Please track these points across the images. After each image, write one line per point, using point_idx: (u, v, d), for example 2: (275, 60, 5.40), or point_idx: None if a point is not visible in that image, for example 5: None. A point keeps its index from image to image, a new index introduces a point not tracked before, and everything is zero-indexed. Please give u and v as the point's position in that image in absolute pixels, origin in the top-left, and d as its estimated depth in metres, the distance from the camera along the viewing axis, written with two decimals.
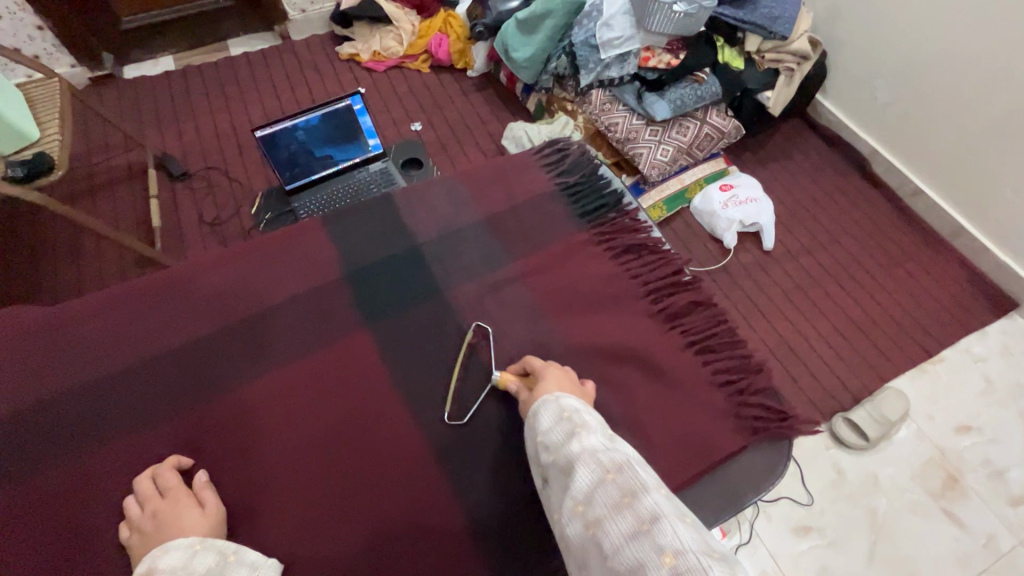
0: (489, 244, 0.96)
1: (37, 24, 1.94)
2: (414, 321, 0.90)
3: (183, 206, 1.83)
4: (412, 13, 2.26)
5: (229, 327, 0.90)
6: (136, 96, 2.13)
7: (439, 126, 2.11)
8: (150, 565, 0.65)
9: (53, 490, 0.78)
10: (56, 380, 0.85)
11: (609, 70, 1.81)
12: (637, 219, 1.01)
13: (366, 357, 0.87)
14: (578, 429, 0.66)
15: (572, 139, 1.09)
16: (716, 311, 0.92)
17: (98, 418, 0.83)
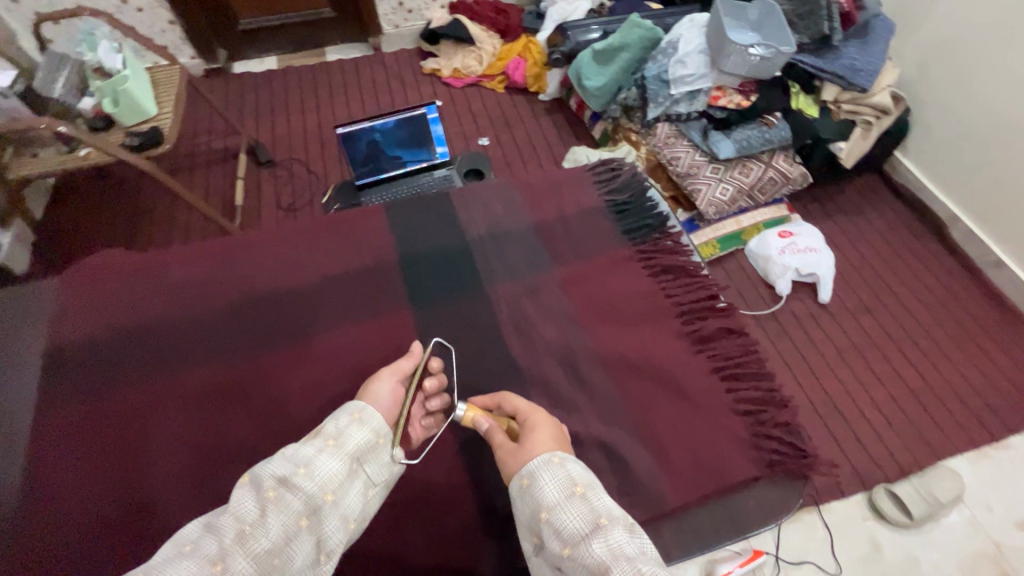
0: (533, 249, 1.00)
1: (171, 19, 2.23)
2: (451, 311, 0.94)
3: (265, 190, 2.00)
4: (495, 37, 2.41)
5: (285, 292, 0.98)
6: (239, 89, 2.37)
7: (506, 143, 2.20)
8: (320, 427, 0.72)
9: (114, 412, 0.87)
10: (139, 314, 0.96)
11: (678, 105, 1.83)
12: (680, 242, 1.02)
13: (403, 339, 0.92)
14: (601, 520, 0.61)
15: (625, 160, 1.11)
16: (748, 340, 0.91)
17: (160, 355, 0.92)
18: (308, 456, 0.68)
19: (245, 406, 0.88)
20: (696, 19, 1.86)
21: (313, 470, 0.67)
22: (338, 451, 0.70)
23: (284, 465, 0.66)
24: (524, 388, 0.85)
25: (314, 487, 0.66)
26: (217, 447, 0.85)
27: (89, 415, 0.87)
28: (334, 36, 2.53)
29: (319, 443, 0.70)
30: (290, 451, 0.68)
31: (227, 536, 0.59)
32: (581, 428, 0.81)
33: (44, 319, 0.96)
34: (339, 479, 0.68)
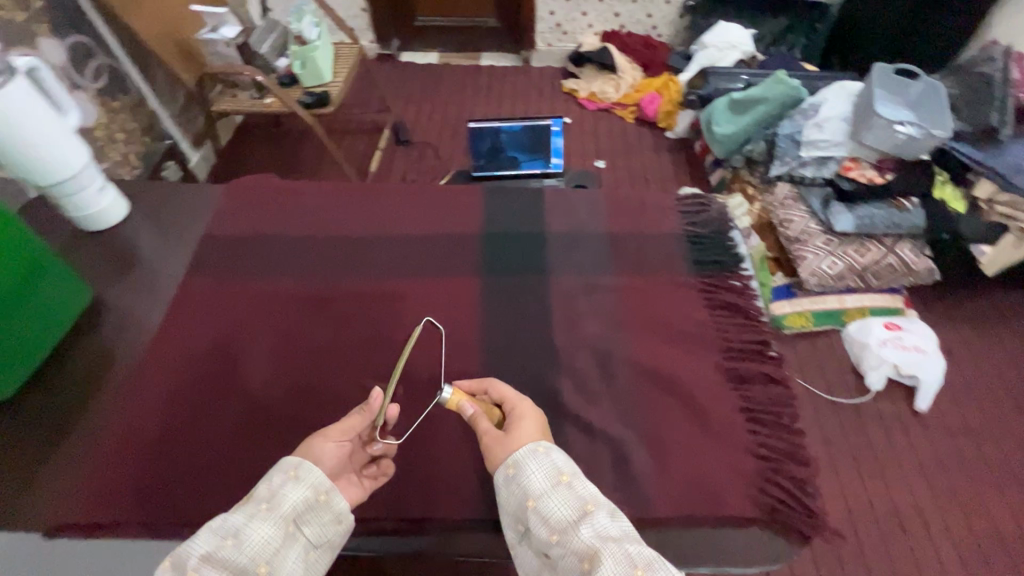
0: (603, 251, 1.03)
1: (362, 8, 2.60)
2: (511, 283, 0.99)
3: (396, 164, 2.25)
4: (638, 69, 2.50)
5: (377, 227, 1.08)
6: (400, 73, 2.67)
7: (620, 170, 2.26)
8: (253, 492, 0.67)
9: (223, 297, 0.98)
10: (269, 224, 1.08)
11: (805, 168, 1.77)
12: (748, 285, 1.01)
13: (465, 296, 0.98)
14: (588, 508, 0.65)
15: (715, 198, 1.11)
16: (787, 394, 0.88)
17: (272, 263, 1.02)
18: (237, 526, 0.62)
19: (328, 313, 0.96)
20: (848, 86, 1.81)
21: (244, 540, 0.61)
22: (271, 515, 0.64)
23: (211, 535, 0.61)
24: (556, 371, 0.88)
25: (248, 557, 0.60)
26: (296, 346, 0.92)
27: (201, 294, 0.98)
28: (492, 43, 2.77)
29: (251, 510, 0.64)
30: (221, 519, 0.63)
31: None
32: (599, 424, 0.83)
33: (196, 216, 1.13)
34: (273, 548, 0.62)
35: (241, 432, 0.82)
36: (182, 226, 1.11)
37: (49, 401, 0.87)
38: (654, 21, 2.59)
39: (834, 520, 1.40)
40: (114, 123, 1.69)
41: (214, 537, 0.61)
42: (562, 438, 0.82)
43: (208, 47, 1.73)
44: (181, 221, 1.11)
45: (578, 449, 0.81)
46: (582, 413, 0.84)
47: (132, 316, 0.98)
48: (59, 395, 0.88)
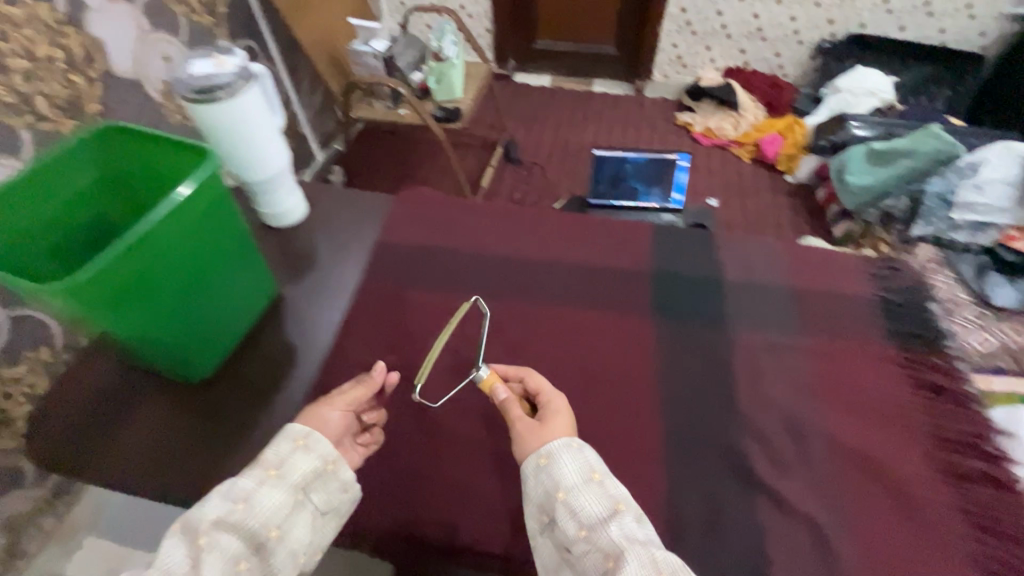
0: (786, 284, 0.82)
1: (487, 29, 2.68)
2: (670, 310, 0.79)
3: (506, 182, 2.28)
4: (761, 108, 2.41)
5: (516, 222, 0.92)
6: (516, 94, 2.72)
7: (734, 210, 2.18)
8: (261, 457, 0.60)
9: (373, 298, 0.83)
10: (380, 214, 0.97)
11: (955, 232, 1.64)
12: (954, 364, 0.75)
13: (624, 315, 0.79)
14: (620, 507, 0.57)
15: (908, 260, 0.86)
16: (1018, 497, 0.65)
17: (404, 269, 0.86)
18: (245, 490, 0.56)
19: (458, 322, 0.80)
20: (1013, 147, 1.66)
21: (256, 507, 0.56)
22: (280, 482, 0.59)
23: (222, 501, 0.56)
24: (738, 431, 0.68)
25: (263, 524, 0.56)
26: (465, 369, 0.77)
27: (368, 290, 0.84)
28: (607, 71, 2.77)
29: (259, 476, 0.58)
30: (228, 484, 0.57)
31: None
32: None
33: (358, 198, 0.99)
34: (285, 513, 0.58)
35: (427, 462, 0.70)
36: (317, 202, 0.99)
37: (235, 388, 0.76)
38: (781, 61, 2.50)
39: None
40: None
41: (222, 501, 0.56)
42: (752, 516, 0.62)
43: (357, 58, 1.81)
44: (330, 202, 0.99)
45: (773, 537, 0.61)
46: (776, 486, 0.64)
47: (295, 298, 0.86)
48: (246, 384, 0.76)
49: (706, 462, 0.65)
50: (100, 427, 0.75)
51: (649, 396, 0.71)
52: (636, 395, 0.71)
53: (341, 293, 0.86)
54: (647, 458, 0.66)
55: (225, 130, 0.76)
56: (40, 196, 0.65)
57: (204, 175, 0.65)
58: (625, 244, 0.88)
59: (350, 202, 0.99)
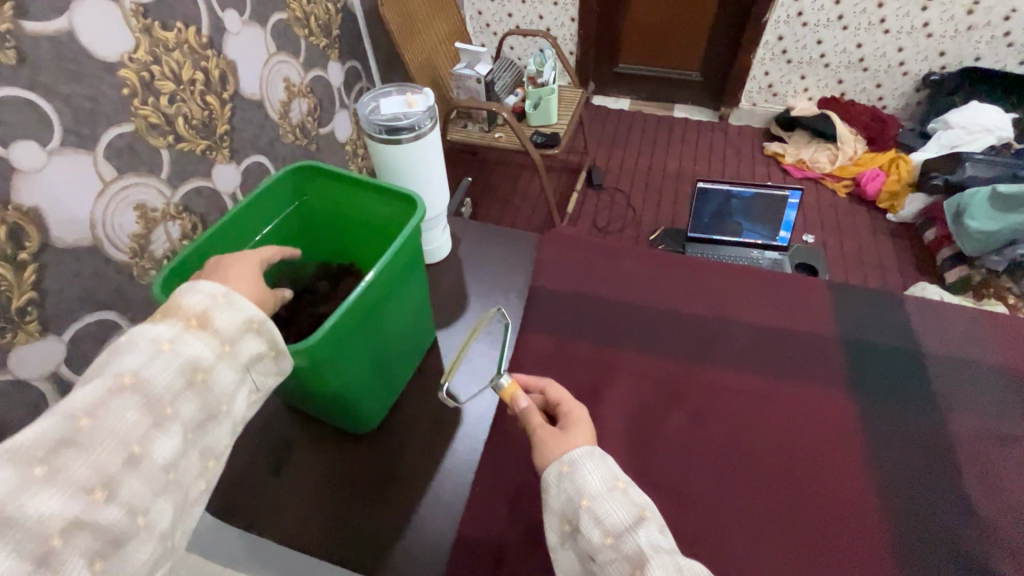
0: (1001, 364, 0.73)
1: (570, 50, 2.65)
2: (871, 385, 0.72)
3: (588, 208, 2.24)
4: (861, 142, 2.29)
5: (678, 274, 0.86)
6: (596, 117, 2.68)
7: (832, 249, 2.06)
8: (199, 317, 0.46)
9: (537, 352, 0.78)
10: (527, 258, 0.93)
11: None
12: None
13: (818, 387, 0.72)
14: (646, 513, 0.48)
15: None
16: None
17: (564, 320, 0.81)
18: (202, 355, 0.45)
19: (629, 381, 0.74)
20: None
21: (214, 378, 0.46)
22: (233, 357, 0.48)
23: (174, 365, 0.43)
24: (977, 536, 0.60)
25: (218, 399, 0.46)
26: (653, 437, 0.69)
27: (531, 344, 0.79)
28: (689, 96, 2.70)
29: (213, 343, 0.46)
30: (175, 342, 0.44)
31: (107, 454, 0.39)
32: None
33: (502, 240, 0.96)
34: (237, 384, 0.48)
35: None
36: (460, 241, 0.96)
37: (404, 437, 0.73)
38: (881, 92, 2.39)
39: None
40: None
41: (168, 361, 0.43)
42: None
43: (458, 81, 1.81)
44: (474, 241, 0.95)
45: None
46: None
47: (451, 345, 0.82)
48: (420, 429, 0.73)
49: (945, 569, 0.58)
50: (257, 473, 0.71)
51: (863, 482, 0.64)
52: (848, 482, 0.64)
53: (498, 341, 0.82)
54: (874, 553, 0.59)
55: (406, 168, 0.74)
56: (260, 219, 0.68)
57: (408, 231, 0.61)
58: (801, 303, 0.82)
59: (494, 242, 0.95)
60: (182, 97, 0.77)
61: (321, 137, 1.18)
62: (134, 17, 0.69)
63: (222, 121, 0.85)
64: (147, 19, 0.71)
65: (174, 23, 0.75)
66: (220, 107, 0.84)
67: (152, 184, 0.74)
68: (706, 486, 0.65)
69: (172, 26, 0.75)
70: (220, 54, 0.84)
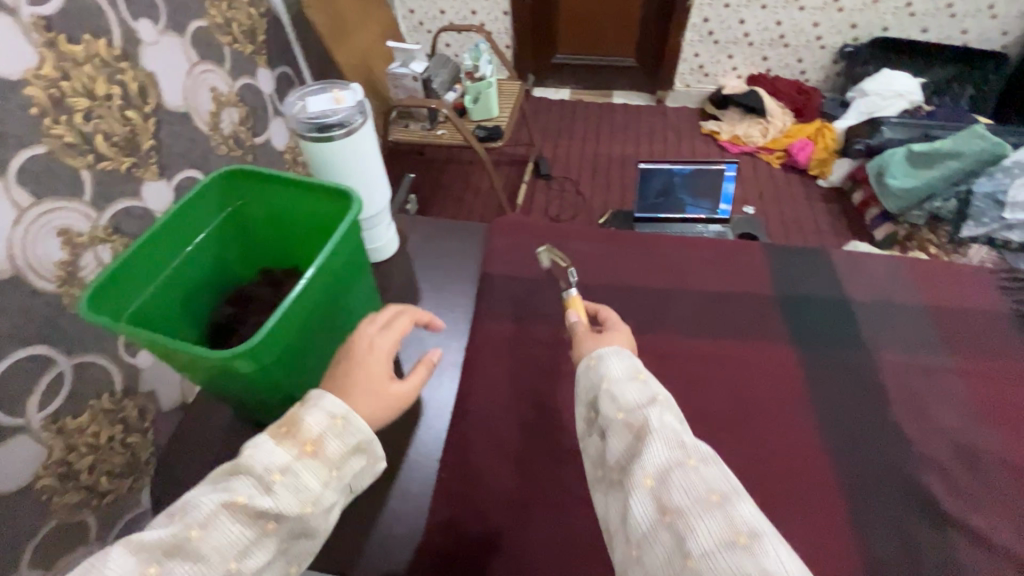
0: (919, 304, 0.79)
1: (506, 44, 2.66)
2: (807, 335, 0.76)
3: (539, 198, 2.26)
4: (788, 114, 2.41)
5: (624, 250, 0.89)
6: (537, 108, 2.71)
7: (771, 218, 2.17)
8: (312, 442, 0.47)
9: (492, 338, 0.78)
10: (474, 248, 0.93)
11: (1010, 232, 1.64)
12: None
13: (761, 341, 0.76)
14: (658, 397, 0.48)
15: None
16: None
17: (517, 304, 0.82)
18: (307, 482, 0.46)
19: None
20: None
21: (317, 505, 0.46)
22: (334, 480, 0.48)
23: (282, 494, 0.44)
24: (910, 458, 0.64)
25: (313, 526, 0.47)
26: None
27: (485, 330, 0.79)
28: (627, 82, 2.77)
29: (321, 470, 0.47)
30: (284, 472, 0.45)
31: (205, 573, 0.40)
32: (986, 531, 0.59)
33: (449, 231, 0.95)
34: (334, 508, 0.48)
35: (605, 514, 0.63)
36: (407, 236, 0.95)
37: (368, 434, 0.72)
38: (803, 66, 2.52)
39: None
40: None
41: (277, 484, 0.44)
42: (948, 552, 0.57)
43: (394, 81, 1.78)
44: (421, 235, 0.95)
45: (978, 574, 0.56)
46: (962, 516, 0.59)
47: (406, 339, 0.82)
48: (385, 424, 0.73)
49: (886, 491, 0.62)
50: None
51: (808, 428, 0.67)
52: (794, 426, 0.68)
53: (453, 332, 0.82)
54: (822, 482, 0.63)
55: (341, 168, 0.73)
56: (199, 216, 0.65)
57: (346, 226, 0.60)
58: (739, 267, 0.86)
59: (441, 235, 0.95)
60: (99, 114, 0.73)
61: (258, 148, 1.13)
62: (36, 30, 0.65)
63: (146, 136, 0.81)
64: (52, 32, 0.67)
65: (82, 35, 0.71)
66: (143, 122, 0.81)
67: (72, 208, 0.69)
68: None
69: (81, 38, 0.71)
70: (137, 66, 0.81)
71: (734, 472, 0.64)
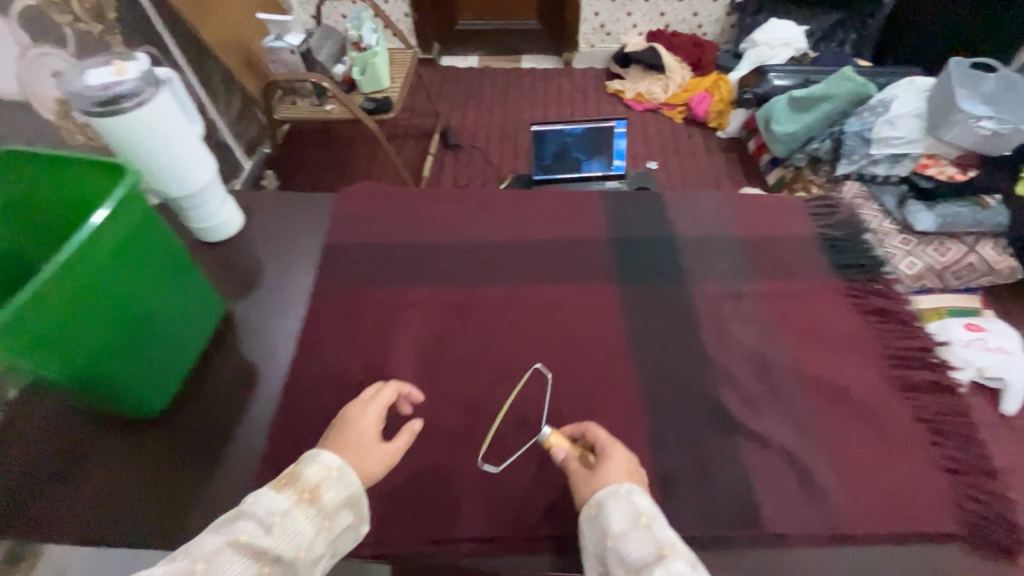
0: (735, 237, 0.85)
1: (406, 12, 2.58)
2: (630, 275, 0.80)
3: (447, 168, 2.24)
4: (686, 68, 2.46)
5: (470, 210, 0.90)
6: (443, 78, 2.65)
7: (673, 171, 2.23)
8: (309, 491, 0.51)
9: (330, 305, 0.78)
10: (320, 219, 0.92)
11: (877, 165, 1.70)
12: (894, 289, 0.79)
13: (588, 284, 0.80)
14: (666, 550, 0.49)
15: (845, 199, 0.90)
16: (963, 404, 0.68)
17: (355, 272, 0.82)
18: (302, 528, 0.49)
19: (418, 315, 0.77)
20: (917, 82, 1.74)
21: (308, 554, 0.49)
22: (325, 532, 0.51)
23: (280, 536, 0.48)
24: (711, 377, 0.70)
25: None
26: (442, 358, 0.73)
27: (323, 298, 0.79)
28: (533, 46, 2.75)
29: (317, 518, 0.50)
30: (284, 516, 0.49)
31: None
32: (765, 431, 0.65)
33: (296, 206, 0.94)
34: (320, 565, 0.50)
35: (426, 459, 0.65)
36: (253, 213, 0.93)
37: (194, 416, 0.70)
38: (699, 20, 2.56)
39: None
40: None
41: (276, 524, 0.48)
42: (734, 455, 0.63)
43: (272, 55, 1.71)
44: (267, 211, 0.93)
45: (754, 469, 0.62)
46: (749, 423, 0.65)
47: (245, 315, 0.81)
48: (216, 403, 0.71)
49: (687, 408, 0.67)
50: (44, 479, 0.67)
51: (621, 359, 0.72)
52: (610, 358, 0.72)
53: (293, 303, 0.82)
54: (629, 407, 0.68)
55: (139, 143, 0.71)
56: None
57: (124, 189, 0.60)
58: (577, 217, 0.89)
59: (288, 209, 0.94)
60: None
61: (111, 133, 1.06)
62: None
63: None
64: None
65: None
66: None
67: None
68: (487, 389, 0.70)
69: None
70: None
71: (548, 408, 0.69)
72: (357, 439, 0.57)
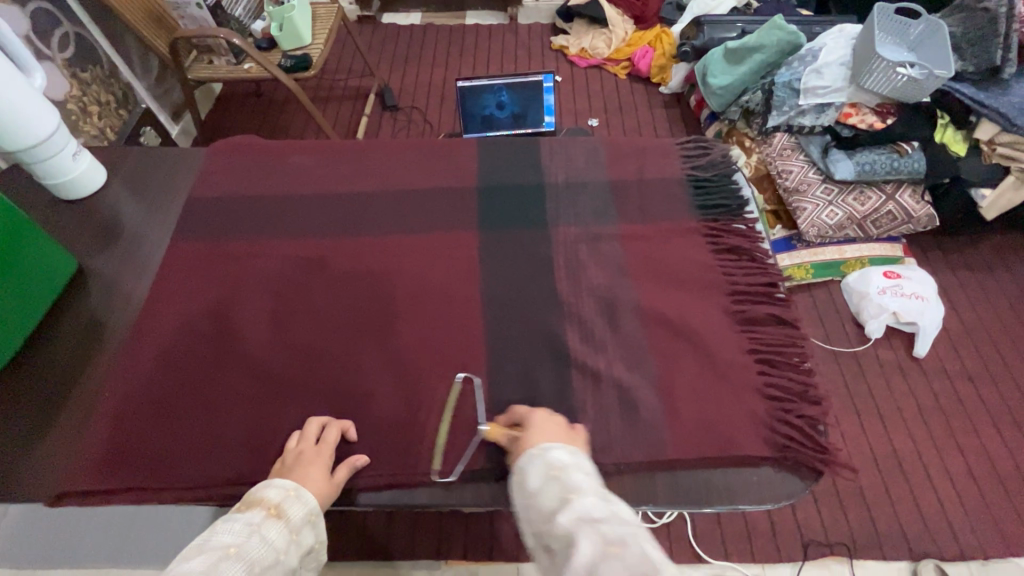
0: (602, 180, 0.85)
1: None
2: (493, 219, 0.80)
3: (384, 129, 2.18)
4: (629, 21, 2.40)
5: (340, 161, 0.88)
6: (383, 37, 2.55)
7: (614, 128, 2.20)
8: (275, 507, 0.53)
9: (185, 257, 0.77)
10: (188, 172, 0.90)
11: (803, 117, 1.57)
12: (753, 229, 0.80)
13: (450, 230, 0.80)
14: (571, 494, 0.47)
15: (719, 141, 0.89)
16: (799, 336, 0.70)
17: (215, 224, 0.81)
18: (276, 539, 0.51)
19: (274, 264, 0.77)
20: (847, 30, 1.63)
21: (285, 561, 0.51)
22: (294, 545, 0.53)
23: (259, 548, 0.49)
24: (556, 316, 0.71)
25: None
26: (293, 306, 0.73)
27: (179, 253, 0.78)
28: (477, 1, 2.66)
29: (287, 532, 0.52)
30: (259, 531, 0.51)
31: None
32: (599, 364, 0.67)
33: (164, 161, 0.92)
34: None
35: (264, 403, 0.65)
36: (119, 169, 0.90)
37: (38, 372, 0.70)
38: None
39: (876, 456, 1.24)
40: (86, 96, 1.50)
41: (250, 538, 0.50)
42: (566, 390, 0.65)
43: (179, 9, 1.62)
44: (134, 166, 0.91)
45: (582, 400, 0.64)
46: (585, 360, 0.67)
47: (102, 271, 0.79)
48: (52, 366, 0.70)
49: (526, 347, 0.68)
50: None
51: (472, 301, 0.73)
52: (459, 301, 0.73)
53: (151, 256, 0.80)
54: (472, 347, 0.69)
55: None
56: None
57: None
58: (448, 163, 0.88)
59: (155, 165, 0.91)
60: None
61: None
62: None
63: None
64: None
65: None
66: None
67: None
68: (334, 334, 0.71)
69: None
70: None
71: (391, 350, 0.69)
72: (306, 465, 0.58)
